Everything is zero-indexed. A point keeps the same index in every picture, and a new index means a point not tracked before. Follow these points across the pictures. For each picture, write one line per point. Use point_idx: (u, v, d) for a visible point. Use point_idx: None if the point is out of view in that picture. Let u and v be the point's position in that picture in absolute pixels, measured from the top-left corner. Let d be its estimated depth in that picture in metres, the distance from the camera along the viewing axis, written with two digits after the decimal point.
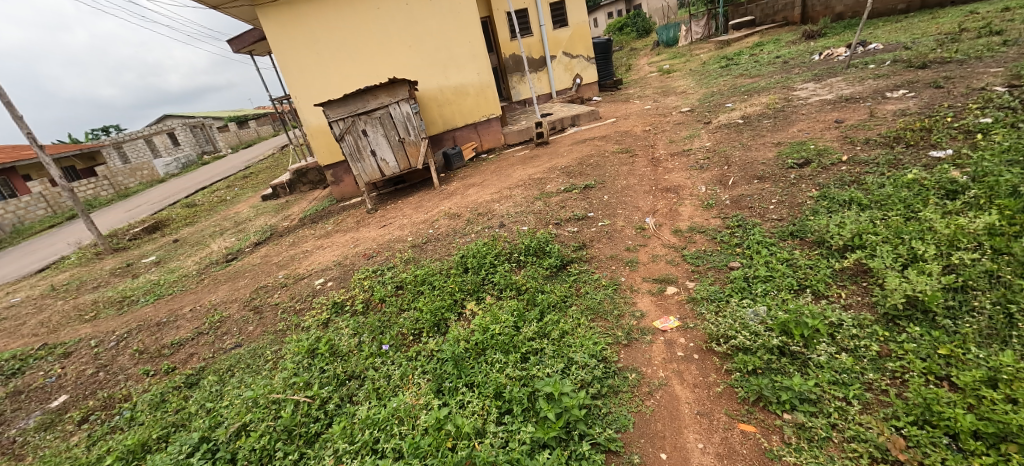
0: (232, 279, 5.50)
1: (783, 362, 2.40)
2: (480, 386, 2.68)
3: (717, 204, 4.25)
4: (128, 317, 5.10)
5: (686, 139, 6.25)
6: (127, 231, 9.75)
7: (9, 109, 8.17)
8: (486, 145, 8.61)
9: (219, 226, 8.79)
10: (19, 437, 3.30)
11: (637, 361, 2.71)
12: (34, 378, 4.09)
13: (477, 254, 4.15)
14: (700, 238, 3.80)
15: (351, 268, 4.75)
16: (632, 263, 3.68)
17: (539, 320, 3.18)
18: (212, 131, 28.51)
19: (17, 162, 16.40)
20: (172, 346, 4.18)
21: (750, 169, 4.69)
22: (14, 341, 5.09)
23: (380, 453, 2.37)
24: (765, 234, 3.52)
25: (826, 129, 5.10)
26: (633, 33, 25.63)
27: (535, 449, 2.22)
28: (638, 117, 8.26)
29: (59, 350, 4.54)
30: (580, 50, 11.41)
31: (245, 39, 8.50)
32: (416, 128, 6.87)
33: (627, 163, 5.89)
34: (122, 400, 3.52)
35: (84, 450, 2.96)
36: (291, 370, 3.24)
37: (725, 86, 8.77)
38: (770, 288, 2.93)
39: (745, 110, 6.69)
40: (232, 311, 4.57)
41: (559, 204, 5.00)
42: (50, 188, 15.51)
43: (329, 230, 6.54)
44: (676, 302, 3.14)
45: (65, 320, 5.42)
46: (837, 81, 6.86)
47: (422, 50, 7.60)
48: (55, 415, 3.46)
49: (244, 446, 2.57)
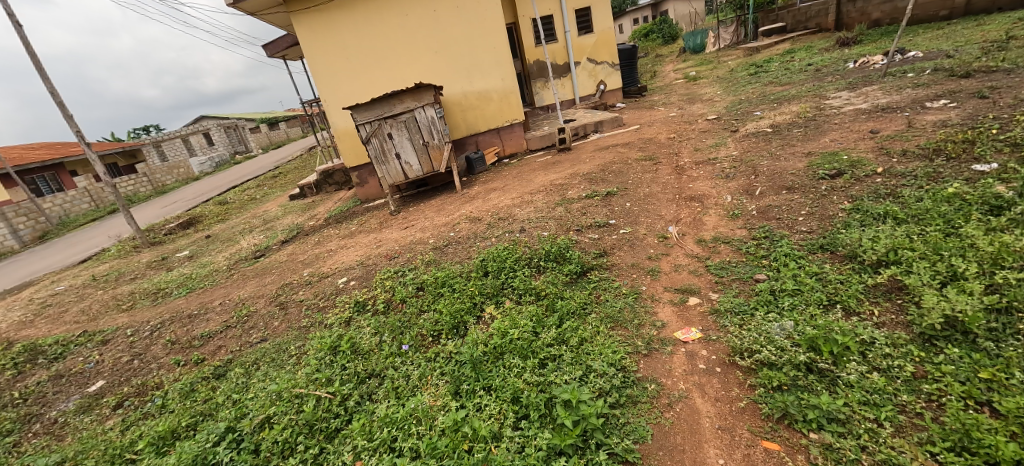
0: (260, 275, 5.68)
1: (811, 380, 2.32)
2: (497, 390, 2.68)
3: (743, 214, 4.17)
4: (162, 308, 5.34)
5: (712, 148, 6.15)
6: (164, 226, 10.23)
7: (62, 109, 8.71)
8: (509, 150, 8.65)
9: (249, 223, 9.11)
10: (60, 418, 3.50)
11: (657, 372, 2.67)
12: (75, 363, 4.33)
13: (498, 259, 4.17)
14: (725, 249, 3.73)
15: (373, 269, 4.83)
16: (654, 272, 3.64)
17: (558, 326, 3.17)
18: (245, 132, 29.75)
19: (66, 158, 17.44)
20: (202, 338, 4.34)
21: (779, 179, 4.58)
22: (57, 327, 5.39)
23: (397, 452, 2.41)
24: (794, 247, 3.42)
25: (860, 139, 4.93)
26: (659, 40, 25.43)
27: (551, 456, 2.21)
28: (662, 124, 8.16)
29: (97, 338, 4.79)
30: (605, 57, 11.37)
31: (279, 44, 8.81)
32: (439, 133, 6.97)
33: (651, 171, 5.83)
34: (154, 388, 3.68)
35: (118, 434, 3.11)
36: (314, 366, 3.32)
37: (755, 94, 8.58)
38: (798, 302, 2.84)
39: (774, 118, 6.55)
40: (259, 306, 4.72)
41: (580, 211, 4.99)
42: (94, 183, 16.45)
43: (353, 231, 6.69)
44: (699, 314, 3.07)
45: (104, 309, 5.72)
46: (873, 90, 6.62)
47: (447, 56, 7.72)
48: (93, 399, 3.66)
49: (268, 438, 2.67)
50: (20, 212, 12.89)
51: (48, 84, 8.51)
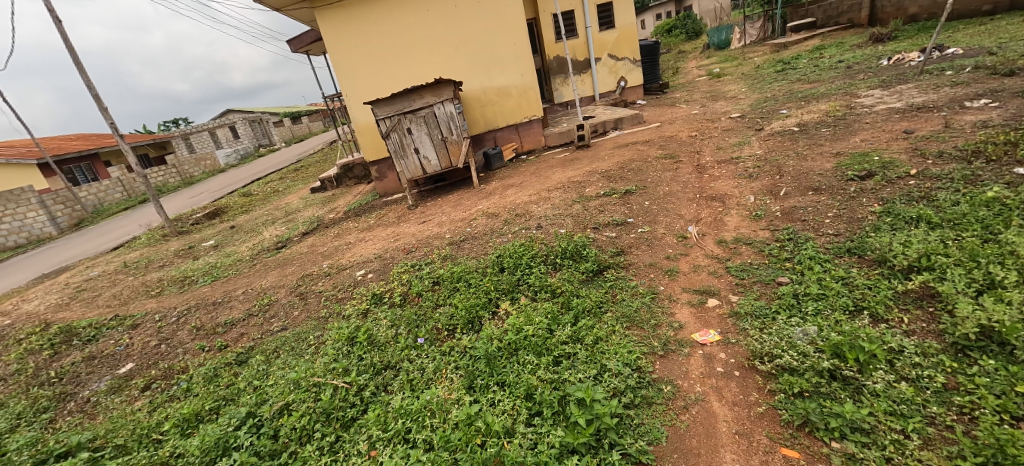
0: (281, 266, 5.83)
1: (834, 387, 2.25)
2: (511, 386, 2.69)
3: (766, 215, 4.06)
4: (189, 295, 5.54)
5: (735, 146, 6.00)
6: (191, 216, 10.57)
7: (98, 101, 9.06)
8: (527, 146, 8.63)
9: (271, 214, 9.33)
10: (92, 398, 3.67)
11: (673, 373, 2.63)
12: (106, 346, 4.53)
13: (514, 255, 4.17)
14: (747, 250, 3.64)
15: (390, 262, 4.89)
16: (672, 272, 3.58)
17: (573, 324, 3.15)
18: (269, 126, 30.50)
19: (100, 149, 18.18)
20: (225, 325, 4.48)
21: (805, 180, 4.44)
22: (91, 310, 5.65)
23: (411, 443, 2.44)
24: (819, 250, 3.32)
25: (893, 139, 4.74)
26: (682, 36, 24.94)
27: (564, 453, 2.20)
28: (684, 122, 7.99)
29: (128, 322, 4.99)
30: (626, 53, 11.20)
31: (303, 39, 8.95)
32: (458, 128, 7.00)
33: (671, 169, 5.73)
34: (180, 372, 3.82)
35: (146, 414, 3.25)
36: (332, 356, 3.39)
37: (781, 91, 8.33)
38: (822, 307, 2.76)
39: (801, 117, 6.35)
40: (280, 295, 4.84)
41: (598, 208, 4.94)
42: (126, 174, 17.12)
43: (371, 224, 6.78)
44: (718, 316, 3.01)
45: (134, 294, 5.96)
46: (908, 89, 6.35)
47: (466, 51, 7.73)
48: (123, 380, 3.83)
49: (286, 424, 2.74)
50: (58, 200, 13.50)
51: (85, 77, 8.86)
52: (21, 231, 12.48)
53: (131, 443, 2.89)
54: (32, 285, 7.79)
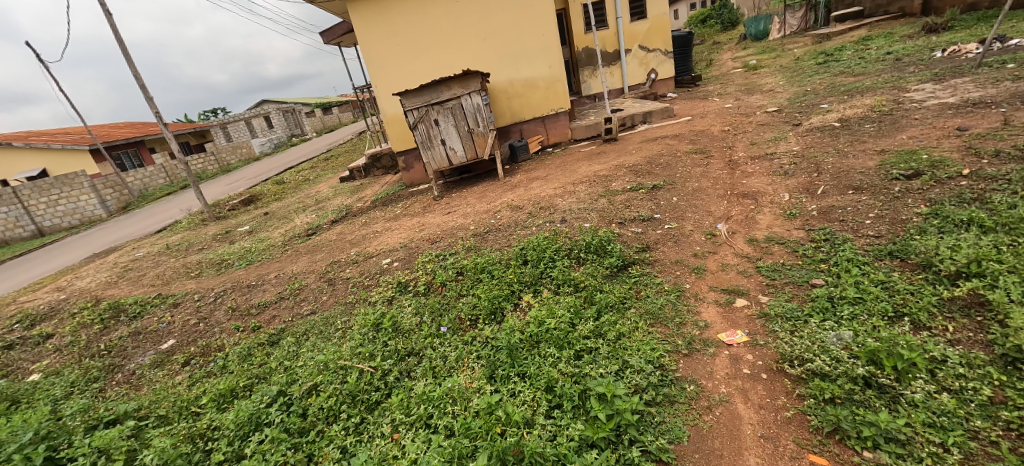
0: (311, 252, 6.02)
1: (869, 395, 2.16)
2: (532, 378, 2.71)
3: (801, 214, 3.90)
4: (225, 277, 5.81)
5: (770, 142, 5.78)
6: (228, 201, 11.05)
7: (144, 91, 9.54)
8: (553, 139, 8.56)
9: (303, 202, 9.64)
10: (138, 370, 3.92)
11: (697, 373, 2.59)
12: (151, 322, 4.82)
13: (538, 248, 4.17)
14: (779, 250, 3.51)
15: (415, 251, 4.99)
16: (699, 270, 3.50)
17: (596, 319, 3.14)
18: (301, 116, 31.38)
19: (145, 136, 19.15)
20: (259, 306, 4.69)
21: (845, 178, 4.23)
22: (137, 288, 6.02)
23: (433, 428, 2.50)
24: (857, 252, 3.17)
25: (944, 137, 4.45)
26: (717, 26, 24.07)
27: (583, 447, 2.21)
28: (716, 116, 7.74)
29: (169, 300, 5.29)
30: (658, 44, 10.90)
31: (335, 31, 9.11)
32: (485, 120, 7.01)
33: (701, 165, 5.57)
34: (216, 349, 4.03)
35: (186, 388, 3.46)
36: (358, 340, 3.50)
37: (822, 85, 7.94)
38: (859, 312, 2.64)
39: (843, 111, 6.04)
40: (309, 280, 5.01)
41: (624, 203, 4.87)
42: (169, 161, 18.00)
43: (398, 214, 6.91)
44: (746, 316, 2.93)
45: (176, 275, 6.31)
46: (964, 83, 5.93)
47: (494, 43, 7.70)
48: (166, 355, 4.07)
49: (314, 404, 2.86)
50: (107, 184, 14.36)
51: (132, 68, 9.33)
52: (75, 213, 13.52)
53: (172, 414, 3.08)
54: (84, 263, 8.35)
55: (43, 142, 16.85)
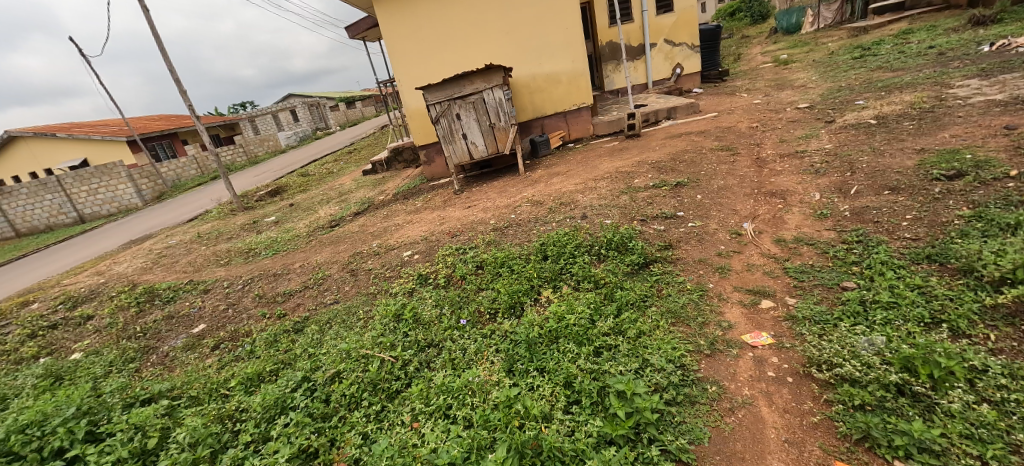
0: (334, 243, 6.16)
1: (901, 403, 2.08)
2: (551, 373, 2.71)
3: (833, 215, 3.77)
4: (253, 265, 6.00)
5: (801, 139, 5.59)
6: (256, 193, 11.38)
7: (178, 84, 9.89)
8: (574, 135, 8.49)
9: (326, 194, 9.85)
10: (171, 352, 4.10)
11: (719, 374, 2.54)
12: (183, 307, 5.03)
13: (558, 243, 4.16)
14: (809, 251, 3.40)
15: (436, 245, 5.04)
16: (723, 270, 3.42)
17: (616, 316, 3.11)
18: (326, 110, 32.00)
19: (178, 129, 19.88)
20: (284, 294, 4.84)
21: (880, 178, 4.06)
22: (170, 274, 6.29)
23: (452, 419, 2.54)
24: (892, 255, 3.04)
25: (991, 136, 4.22)
26: (747, 19, 23.34)
27: (601, 444, 2.20)
28: (743, 112, 7.53)
29: (200, 287, 5.50)
30: (684, 38, 10.64)
31: (360, 26, 9.24)
32: (506, 114, 7.00)
33: (727, 162, 5.44)
34: (243, 335, 4.17)
35: (216, 370, 3.61)
36: (379, 330, 3.57)
37: (858, 80, 7.61)
38: (893, 317, 2.54)
39: (880, 108, 5.78)
40: (333, 271, 5.13)
41: (646, 200, 4.80)
42: (200, 153, 18.65)
43: (419, 207, 6.99)
44: (771, 318, 2.86)
45: (206, 262, 6.55)
46: (1014, 78, 5.59)
47: (517, 37, 7.67)
48: (197, 339, 4.25)
49: (337, 391, 2.94)
50: (143, 174, 14.98)
51: (167, 62, 9.68)
52: (113, 201, 14.19)
53: (202, 396, 3.21)
54: (122, 249, 8.77)
55: (85, 133, 17.70)
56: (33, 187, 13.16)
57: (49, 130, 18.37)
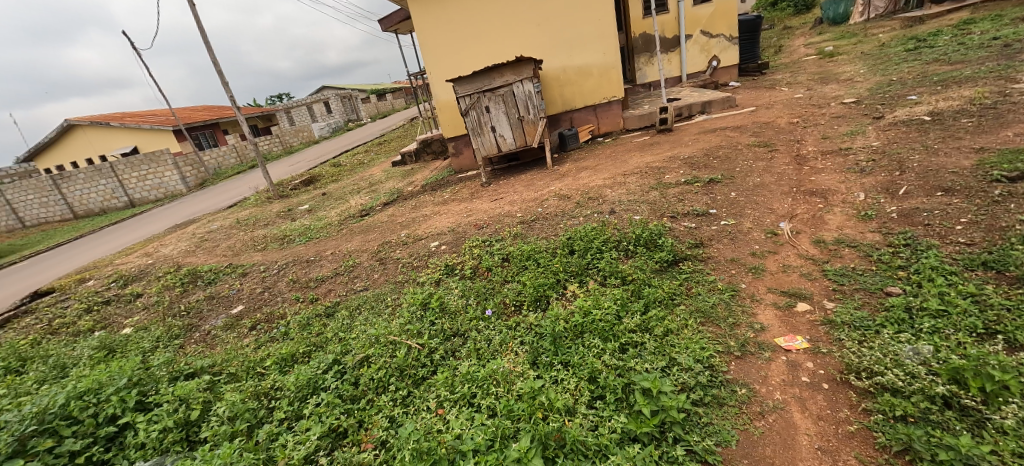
0: (364, 232, 6.33)
1: (947, 416, 1.97)
2: (575, 367, 2.71)
3: (878, 216, 3.58)
4: (287, 251, 6.25)
5: (846, 135, 5.31)
6: (291, 181, 11.80)
7: (220, 76, 10.33)
8: (604, 129, 8.36)
9: (357, 184, 10.10)
10: (212, 331, 4.34)
11: (749, 376, 2.47)
12: (223, 289, 5.30)
13: (585, 238, 4.13)
14: (850, 254, 3.25)
15: (463, 236, 5.10)
16: (757, 270, 3.32)
17: (643, 313, 3.07)
18: (358, 102, 32.71)
19: (219, 119, 20.79)
20: (317, 280, 5.02)
21: (933, 178, 3.82)
22: (211, 257, 6.62)
23: (476, 407, 2.59)
24: (944, 260, 2.86)
25: None
26: (789, 10, 22.26)
27: (624, 440, 2.19)
28: (783, 107, 7.21)
29: (239, 270, 5.77)
30: (722, 29, 10.25)
31: (392, 18, 9.36)
32: (535, 107, 6.96)
33: (765, 158, 5.24)
34: (278, 317, 4.37)
35: (253, 350, 3.79)
36: (407, 318, 3.66)
37: (911, 74, 7.15)
38: (942, 326, 2.40)
39: (935, 104, 5.42)
40: (362, 259, 5.27)
41: (677, 197, 4.69)
42: (240, 142, 19.46)
43: (446, 199, 7.07)
44: (807, 322, 2.75)
45: (245, 247, 6.86)
46: None
47: (548, 29, 7.59)
48: (236, 319, 4.47)
49: (366, 375, 3.03)
50: (187, 162, 15.77)
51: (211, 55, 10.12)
52: (160, 187, 15.05)
53: (240, 373, 3.39)
54: (168, 232, 9.29)
55: (136, 122, 18.78)
56: (89, 173, 14.10)
57: (104, 119, 19.57)
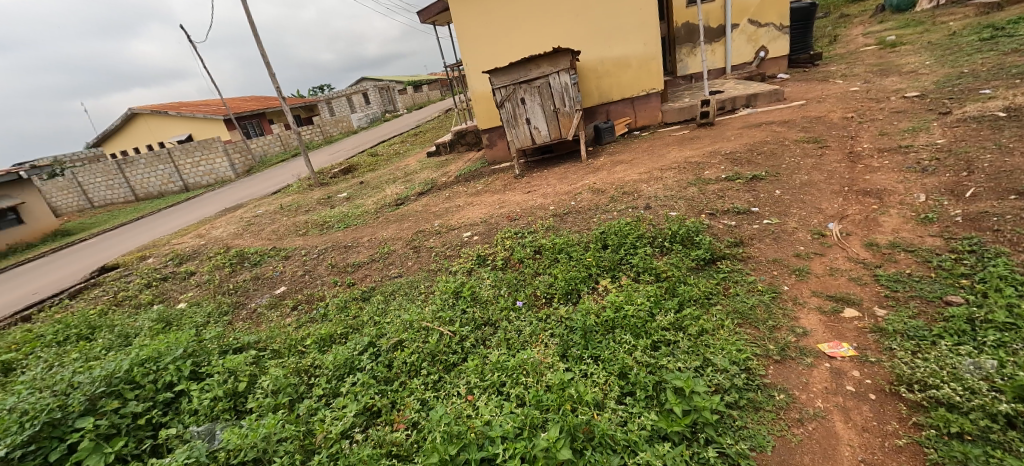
0: (399, 221, 6.50)
1: (1011, 437, 1.83)
2: (606, 362, 2.70)
3: (940, 219, 3.33)
4: (327, 237, 6.51)
5: (906, 132, 4.94)
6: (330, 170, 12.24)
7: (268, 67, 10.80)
8: (641, 122, 8.16)
9: (393, 174, 10.36)
10: (258, 309, 4.61)
11: (789, 382, 2.39)
12: (268, 270, 5.60)
13: (619, 233, 4.07)
14: (907, 258, 3.04)
15: (495, 227, 5.14)
16: (801, 272, 3.17)
17: (677, 311, 3.01)
18: (394, 94, 33.37)
19: (265, 109, 21.78)
20: (354, 265, 5.21)
21: (1006, 179, 3.50)
22: (257, 240, 7.01)
23: (505, 395, 2.63)
24: (1015, 269, 2.63)
25: None
26: None
27: (654, 438, 2.18)
28: (836, 101, 6.78)
29: (282, 253, 6.08)
30: (772, 18, 9.72)
31: (431, 10, 9.45)
32: (571, 99, 6.87)
33: (814, 155, 4.96)
34: (318, 298, 4.58)
35: (295, 329, 4.00)
36: (439, 305, 3.75)
37: (986, 65, 6.53)
38: (1010, 340, 2.21)
39: (1013, 98, 4.94)
40: (397, 246, 5.43)
41: (717, 193, 4.54)
42: (284, 132, 20.35)
43: (479, 190, 7.14)
44: (855, 328, 2.62)
45: (288, 231, 7.21)
46: None
47: (586, 19, 7.45)
48: (279, 299, 4.73)
49: (399, 358, 3.14)
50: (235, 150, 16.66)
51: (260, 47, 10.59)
52: (212, 173, 16.00)
53: (283, 349, 3.59)
54: (218, 216, 9.88)
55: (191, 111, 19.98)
56: (150, 158, 15.18)
57: (163, 108, 20.94)
